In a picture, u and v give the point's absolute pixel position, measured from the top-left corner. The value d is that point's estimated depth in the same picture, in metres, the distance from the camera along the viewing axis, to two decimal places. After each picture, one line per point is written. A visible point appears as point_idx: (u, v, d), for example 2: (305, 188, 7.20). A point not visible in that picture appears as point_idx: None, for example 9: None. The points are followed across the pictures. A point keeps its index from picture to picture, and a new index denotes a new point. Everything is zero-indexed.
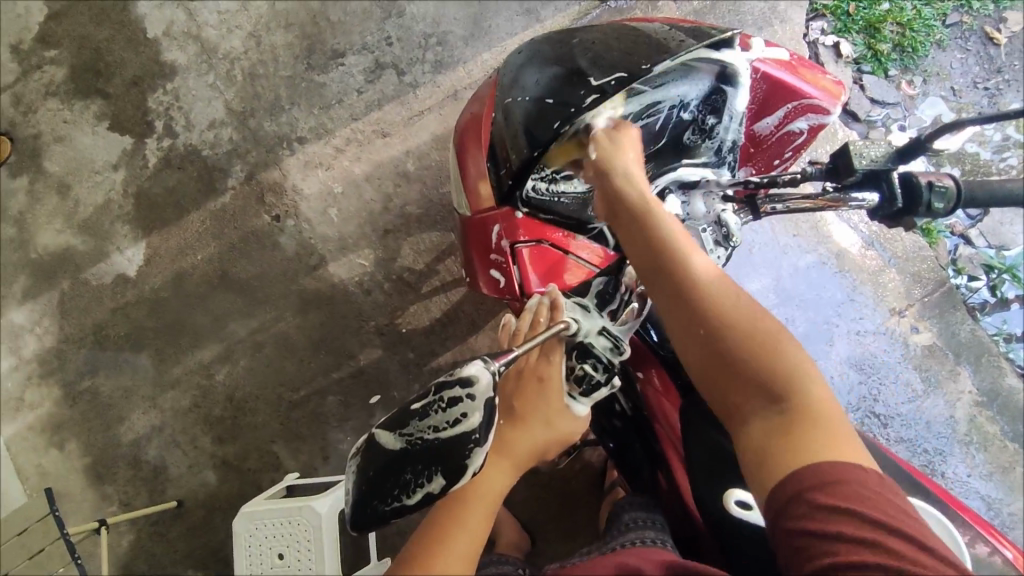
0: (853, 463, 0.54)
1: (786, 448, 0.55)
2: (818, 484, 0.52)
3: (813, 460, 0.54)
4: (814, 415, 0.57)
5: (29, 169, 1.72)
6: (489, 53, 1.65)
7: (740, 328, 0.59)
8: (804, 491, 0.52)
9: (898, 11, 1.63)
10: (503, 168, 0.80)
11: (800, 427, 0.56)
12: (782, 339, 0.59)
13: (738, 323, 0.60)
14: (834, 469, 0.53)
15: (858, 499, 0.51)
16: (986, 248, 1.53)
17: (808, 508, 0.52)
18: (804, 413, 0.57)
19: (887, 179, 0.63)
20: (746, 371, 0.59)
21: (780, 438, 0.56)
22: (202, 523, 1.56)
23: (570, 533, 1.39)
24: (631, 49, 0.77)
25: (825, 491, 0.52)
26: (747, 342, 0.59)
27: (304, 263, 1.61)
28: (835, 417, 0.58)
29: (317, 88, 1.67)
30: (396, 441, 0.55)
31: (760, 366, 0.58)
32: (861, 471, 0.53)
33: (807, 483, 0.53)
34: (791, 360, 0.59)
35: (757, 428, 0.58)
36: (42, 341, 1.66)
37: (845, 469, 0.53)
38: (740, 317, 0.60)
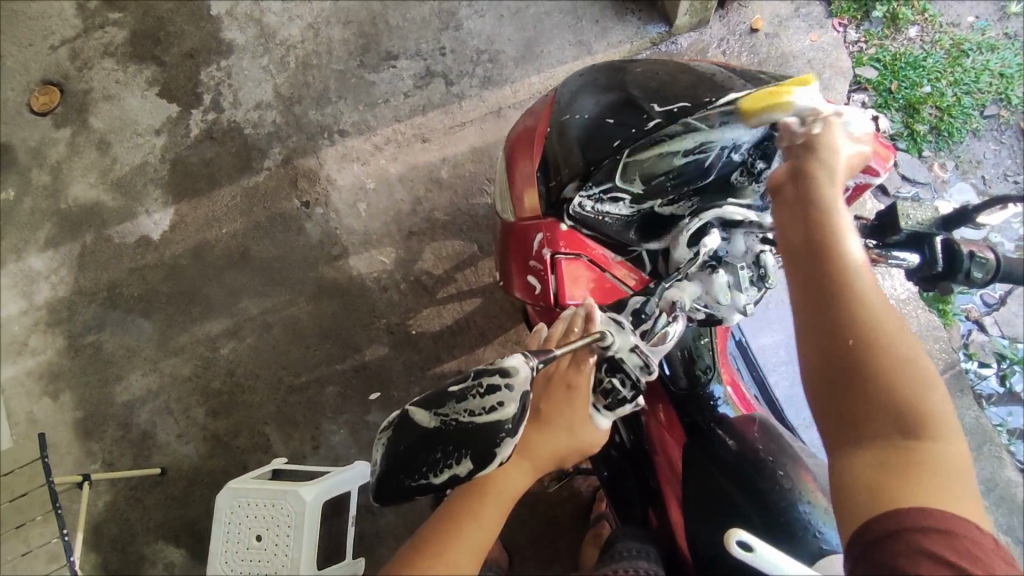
0: (968, 520, 0.54)
1: (892, 487, 0.57)
2: (924, 526, 0.53)
3: (921, 504, 0.55)
4: (935, 469, 0.57)
5: (73, 122, 1.76)
6: (538, 77, 1.68)
7: (891, 369, 0.60)
8: (906, 530, 0.53)
9: (938, 95, 1.67)
10: (553, 180, 0.83)
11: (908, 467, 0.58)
12: (924, 392, 0.60)
13: (896, 367, 0.60)
14: (939, 515, 0.54)
15: (962, 554, 0.51)
16: (1000, 337, 1.53)
17: (906, 546, 0.53)
18: (929, 461, 0.58)
19: (929, 242, 0.64)
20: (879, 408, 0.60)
21: (889, 479, 0.57)
22: (181, 495, 1.54)
23: (548, 560, 1.37)
24: (696, 83, 0.77)
25: (929, 534, 0.53)
26: (892, 381, 0.60)
27: (326, 251, 1.63)
28: (957, 474, 0.58)
29: (366, 85, 1.71)
30: (431, 419, 0.55)
31: (896, 412, 0.59)
32: (971, 527, 0.53)
33: (909, 522, 0.54)
34: (932, 412, 0.59)
35: (870, 463, 0.59)
36: (55, 290, 1.68)
37: (953, 521, 0.53)
38: (898, 363, 0.60)
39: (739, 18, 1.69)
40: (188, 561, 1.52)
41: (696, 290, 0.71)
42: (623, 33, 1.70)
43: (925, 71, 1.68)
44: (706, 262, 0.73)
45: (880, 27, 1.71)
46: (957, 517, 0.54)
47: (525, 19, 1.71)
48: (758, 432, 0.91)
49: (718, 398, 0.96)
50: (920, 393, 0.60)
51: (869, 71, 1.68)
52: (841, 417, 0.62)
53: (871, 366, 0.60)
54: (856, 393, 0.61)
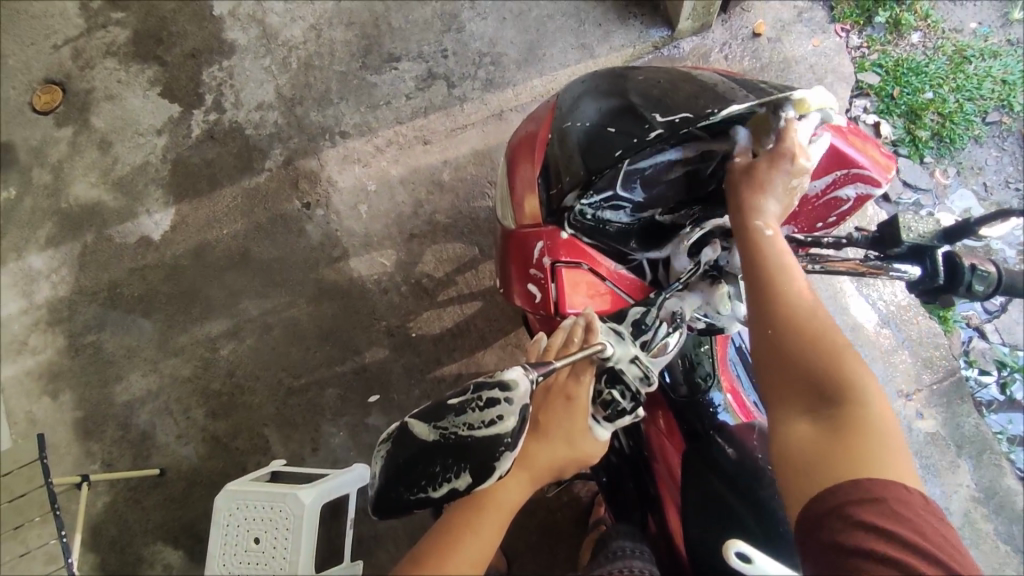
0: (899, 484, 0.55)
1: (826, 458, 0.59)
2: (857, 497, 0.55)
3: (853, 475, 0.56)
4: (859, 434, 0.59)
5: (75, 121, 1.76)
6: (540, 80, 1.68)
7: (815, 347, 0.63)
8: (841, 503, 0.55)
9: (940, 101, 1.66)
10: (553, 188, 0.82)
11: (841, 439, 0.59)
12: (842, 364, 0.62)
13: (816, 344, 0.63)
14: (869, 484, 0.55)
15: (879, 514, 0.53)
16: (1000, 344, 1.53)
17: (843, 521, 0.54)
18: (861, 430, 0.60)
19: (930, 255, 0.64)
20: (805, 386, 0.63)
21: (823, 452, 0.59)
22: (180, 496, 1.54)
23: (546, 565, 1.37)
24: (699, 93, 0.76)
25: (861, 505, 0.54)
26: (818, 359, 0.63)
27: (327, 253, 1.63)
28: (889, 441, 0.59)
29: (368, 87, 1.71)
30: (430, 432, 0.54)
31: (815, 389, 0.62)
32: (902, 491, 0.55)
33: (844, 494, 0.55)
34: (851, 381, 0.62)
35: (806, 437, 0.61)
36: (56, 289, 1.68)
37: (882, 487, 0.55)
38: (816, 340, 0.63)
39: (741, 22, 1.69)
40: (186, 562, 1.52)
41: (697, 301, 0.73)
42: (626, 36, 1.69)
43: (928, 77, 1.67)
44: (706, 273, 0.74)
45: (883, 32, 1.70)
46: (876, 479, 0.55)
47: (527, 22, 1.71)
48: (758, 440, 0.91)
49: (718, 404, 0.96)
50: (844, 366, 0.62)
51: (871, 77, 1.68)
52: (780, 396, 0.64)
53: (790, 348, 0.64)
54: (785, 373, 0.64)
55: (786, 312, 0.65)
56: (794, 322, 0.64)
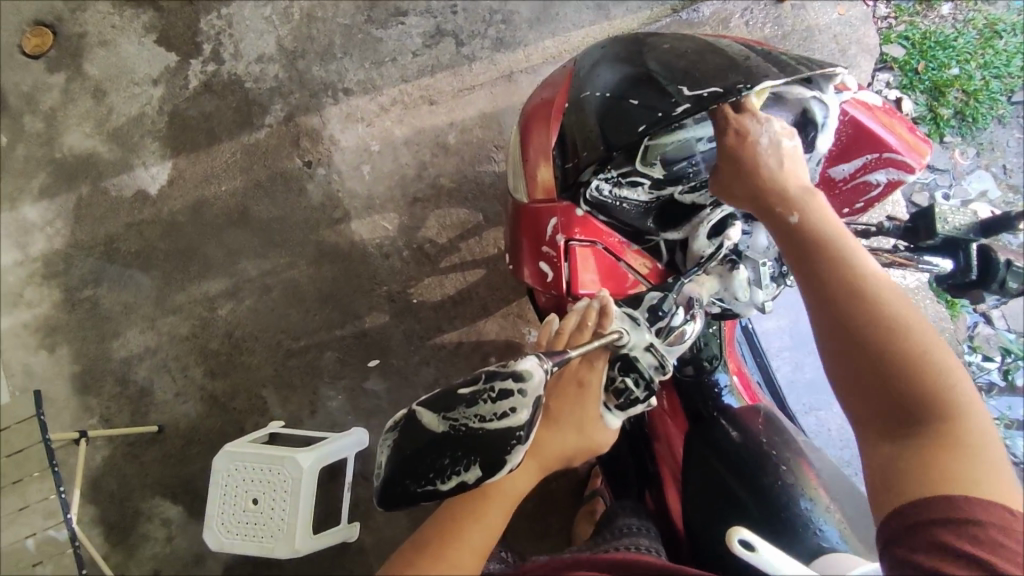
0: (1000, 505, 0.50)
1: (912, 473, 0.54)
2: (944, 518, 0.51)
3: (944, 491, 0.52)
4: (948, 447, 0.55)
5: (67, 67, 1.69)
6: (552, 41, 1.61)
7: (891, 348, 0.58)
8: (923, 524, 0.51)
9: (966, 78, 1.60)
10: (570, 161, 0.79)
11: (926, 450, 0.55)
12: (927, 370, 0.57)
13: (897, 349, 0.58)
14: (963, 502, 0.51)
15: (971, 541, 0.49)
16: (1006, 330, 1.52)
17: (928, 544, 0.50)
18: (949, 439, 0.55)
19: (965, 248, 0.61)
20: (886, 393, 0.58)
21: (907, 467, 0.55)
22: (178, 453, 1.55)
23: (540, 533, 1.38)
24: (727, 66, 0.72)
25: (949, 527, 0.50)
26: (895, 364, 0.58)
27: (328, 215, 1.59)
28: (984, 452, 0.54)
29: (373, 42, 1.64)
30: (438, 423, 0.53)
31: (893, 396, 0.58)
32: (997, 514, 0.50)
33: (933, 514, 0.51)
34: (937, 390, 0.57)
35: (889, 450, 0.57)
36: (51, 242, 1.64)
37: (979, 508, 0.50)
38: (898, 339, 0.59)
39: None
40: (184, 517, 1.53)
41: (714, 285, 0.72)
42: None
43: (955, 52, 1.61)
44: (726, 258, 0.74)
45: (912, 2, 1.63)
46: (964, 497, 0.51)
47: None
48: (762, 423, 0.91)
49: (723, 386, 0.96)
50: (925, 366, 0.57)
51: (896, 50, 1.61)
52: (857, 404, 0.60)
53: (867, 350, 0.59)
54: (862, 381, 0.59)
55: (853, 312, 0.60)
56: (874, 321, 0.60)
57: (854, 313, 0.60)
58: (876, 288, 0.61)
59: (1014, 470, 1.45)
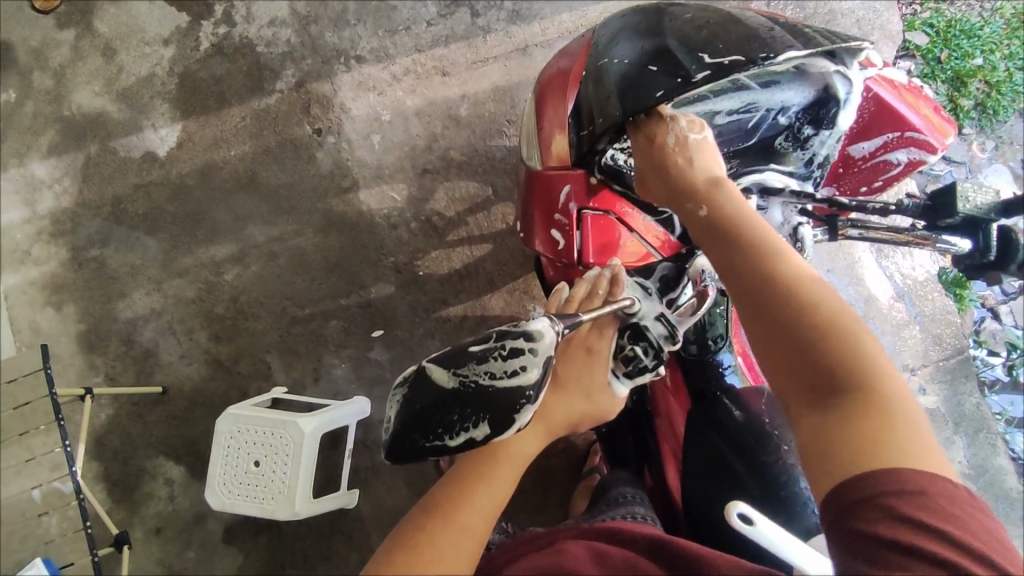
0: (935, 473, 0.52)
1: (847, 446, 0.53)
2: (890, 489, 0.51)
3: (888, 464, 0.52)
4: (871, 411, 0.54)
5: (77, 24, 1.67)
6: (569, 15, 1.58)
7: (814, 325, 0.57)
8: (872, 497, 0.51)
9: (989, 69, 1.57)
10: (584, 129, 0.76)
11: (856, 422, 0.54)
12: (840, 334, 0.57)
13: (810, 316, 0.57)
14: (902, 471, 0.51)
15: (915, 508, 0.50)
16: (1013, 326, 1.52)
17: (877, 515, 0.50)
18: (879, 411, 0.54)
19: (984, 229, 0.60)
20: (804, 364, 0.57)
21: (842, 440, 0.54)
22: (182, 414, 1.57)
23: (537, 507, 1.40)
24: (747, 37, 0.70)
25: (898, 497, 0.50)
26: (822, 344, 0.56)
27: (336, 183, 1.59)
28: (910, 416, 0.55)
29: (387, 10, 1.62)
30: (449, 378, 0.53)
31: (812, 367, 0.56)
32: (929, 478, 0.51)
33: (876, 487, 0.51)
34: (852, 355, 0.56)
35: (818, 424, 0.56)
36: (59, 200, 1.64)
37: (918, 477, 0.51)
38: (809, 306, 0.57)
39: None
40: (186, 477, 1.55)
41: None
42: None
43: (980, 41, 1.58)
44: None
45: None
46: (899, 467, 0.51)
47: None
48: (765, 404, 0.90)
49: (727, 366, 0.95)
50: (846, 338, 0.56)
51: (920, 37, 1.58)
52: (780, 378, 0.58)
53: (782, 317, 0.58)
54: (786, 360, 0.57)
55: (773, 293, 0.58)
56: (788, 292, 0.58)
57: (770, 285, 0.59)
58: (792, 266, 0.60)
59: (1012, 464, 1.45)
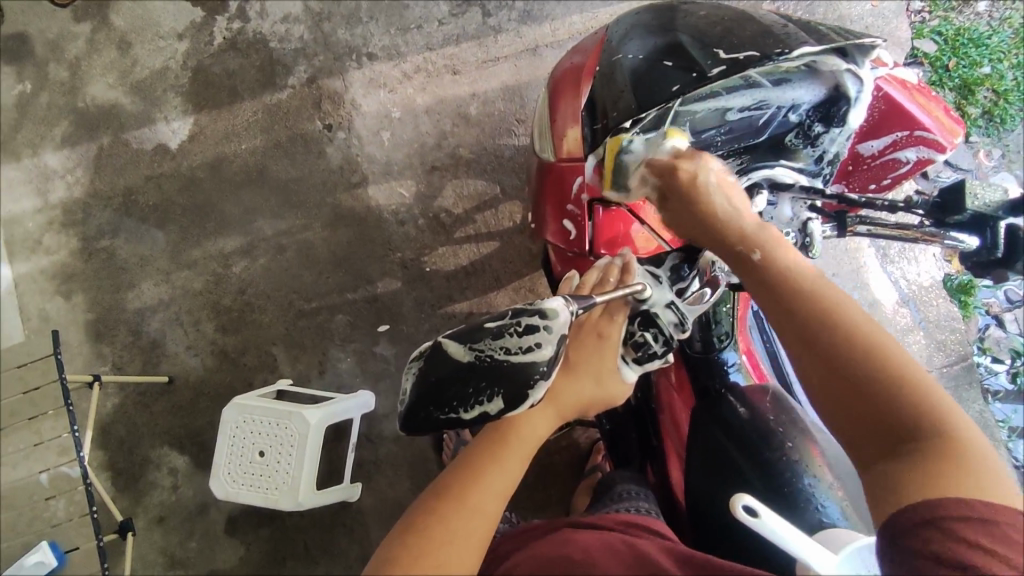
0: (1001, 502, 0.51)
1: (914, 477, 0.53)
2: (955, 515, 0.49)
3: (953, 492, 0.51)
4: (937, 445, 0.54)
5: (93, 17, 1.69)
6: (580, 17, 1.60)
7: (876, 363, 0.56)
8: (939, 519, 0.49)
9: (997, 77, 1.58)
10: (598, 123, 0.78)
11: (922, 457, 0.53)
12: (897, 370, 0.56)
13: (866, 354, 0.57)
14: (968, 498, 0.50)
15: (986, 535, 0.48)
16: (1017, 334, 1.52)
17: (942, 537, 0.49)
18: (947, 446, 0.54)
19: (993, 225, 0.61)
20: (865, 403, 0.56)
21: (908, 471, 0.53)
22: (187, 405, 1.57)
23: (538, 504, 1.40)
24: (760, 33, 0.74)
25: (962, 521, 0.49)
26: (888, 382, 0.56)
27: (346, 178, 1.60)
28: (978, 451, 0.54)
29: (400, 8, 1.63)
30: (465, 353, 0.54)
31: (873, 405, 0.56)
32: (999, 507, 0.50)
33: (940, 513, 0.50)
34: (911, 391, 0.56)
35: (883, 458, 0.55)
36: (70, 190, 1.66)
37: (986, 505, 0.50)
38: (862, 342, 0.57)
39: None
40: (190, 468, 1.56)
41: None
42: None
43: (988, 50, 1.59)
44: None
45: None
46: (965, 494, 0.50)
47: None
48: (770, 402, 0.91)
49: (732, 364, 0.96)
50: (908, 375, 0.56)
51: (928, 45, 1.59)
52: (842, 417, 0.57)
53: (838, 355, 0.57)
54: (841, 398, 0.57)
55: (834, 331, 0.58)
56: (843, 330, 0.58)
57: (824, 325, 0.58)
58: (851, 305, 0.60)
59: (1015, 472, 1.45)
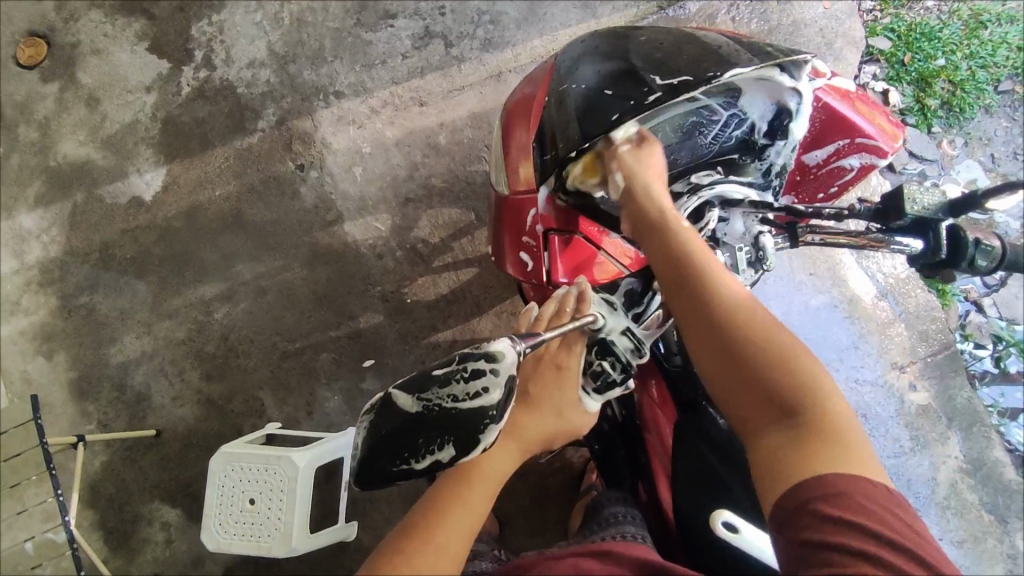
0: (864, 477, 0.54)
1: (791, 460, 0.56)
2: (821, 495, 0.53)
3: (819, 471, 0.55)
4: (808, 425, 0.57)
5: (60, 76, 1.70)
6: (540, 40, 1.62)
7: (759, 345, 0.60)
8: (812, 501, 0.53)
9: (952, 69, 1.61)
10: (548, 154, 0.79)
11: (799, 440, 0.57)
12: (783, 353, 0.59)
13: (757, 342, 0.60)
14: (838, 477, 0.54)
15: (855, 515, 0.52)
16: (997, 318, 1.54)
17: (812, 518, 0.53)
18: (824, 429, 0.57)
19: (934, 228, 0.63)
20: (752, 384, 0.59)
21: (785, 454, 0.57)
22: (176, 456, 1.56)
23: (536, 528, 1.39)
24: (700, 56, 0.75)
25: (830, 502, 0.53)
26: (769, 369, 0.59)
27: (321, 217, 1.61)
28: (849, 429, 0.58)
29: (363, 45, 1.66)
30: (413, 404, 0.55)
31: (759, 391, 0.59)
32: (865, 484, 0.54)
33: (812, 494, 0.54)
34: (795, 371, 0.59)
35: (767, 443, 0.58)
36: (47, 250, 1.66)
37: (853, 482, 0.54)
38: (756, 325, 0.60)
39: None
40: (184, 520, 1.54)
41: None
42: None
43: (941, 43, 1.62)
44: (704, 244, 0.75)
45: None
46: (835, 476, 0.54)
47: None
48: None
49: None
50: (787, 359, 0.59)
51: (882, 42, 1.62)
52: (729, 400, 0.61)
53: (730, 342, 0.60)
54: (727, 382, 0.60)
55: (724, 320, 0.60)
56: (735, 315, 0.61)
57: (719, 312, 0.61)
58: (743, 292, 0.62)
59: (1008, 457, 1.46)
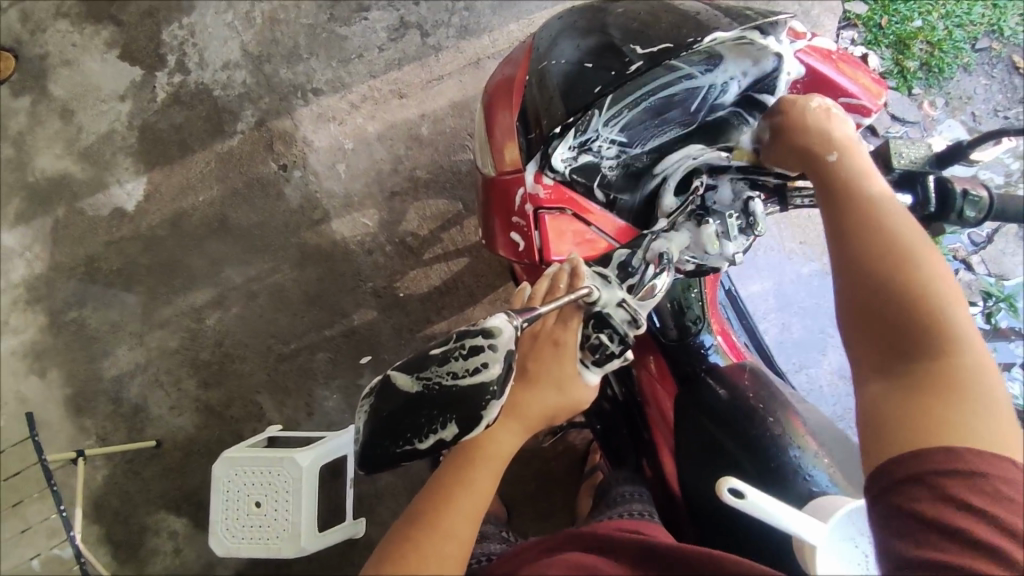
0: (1000, 457, 0.53)
1: (911, 420, 0.56)
2: (949, 465, 0.52)
3: (943, 439, 0.54)
4: (941, 386, 0.57)
5: (32, 90, 1.67)
6: (517, 25, 1.61)
7: (902, 302, 0.59)
8: (926, 474, 0.53)
9: (929, 29, 1.62)
10: (532, 132, 0.80)
11: (925, 400, 0.56)
12: (933, 309, 0.59)
13: (902, 291, 0.59)
14: (968, 450, 0.53)
15: (978, 494, 0.51)
16: (986, 275, 1.55)
17: (924, 489, 0.53)
18: (963, 396, 0.56)
19: (922, 181, 0.64)
20: (887, 335, 0.60)
21: (905, 411, 0.57)
22: (178, 466, 1.55)
23: (545, 513, 1.39)
24: (680, 22, 0.76)
25: (949, 474, 0.52)
26: (926, 332, 0.58)
27: (308, 216, 1.59)
28: (990, 403, 0.56)
29: (338, 40, 1.63)
30: (413, 383, 0.55)
31: (893, 342, 0.60)
32: (996, 463, 0.52)
33: (930, 462, 0.53)
34: (939, 328, 0.58)
35: (889, 397, 0.58)
36: (32, 267, 1.63)
37: (982, 461, 0.52)
38: (904, 276, 0.60)
39: None
40: (191, 529, 1.53)
41: (685, 240, 0.73)
42: None
43: (916, 5, 1.62)
44: (694, 212, 0.75)
45: None
46: (956, 447, 0.53)
47: None
48: (748, 379, 0.92)
49: (709, 346, 0.95)
50: (948, 321, 0.58)
51: (858, 7, 1.62)
52: (865, 352, 0.61)
53: (876, 292, 0.60)
54: (868, 327, 0.61)
55: (888, 273, 0.60)
56: (884, 262, 0.61)
57: (868, 258, 0.61)
58: (904, 243, 0.61)
59: None
